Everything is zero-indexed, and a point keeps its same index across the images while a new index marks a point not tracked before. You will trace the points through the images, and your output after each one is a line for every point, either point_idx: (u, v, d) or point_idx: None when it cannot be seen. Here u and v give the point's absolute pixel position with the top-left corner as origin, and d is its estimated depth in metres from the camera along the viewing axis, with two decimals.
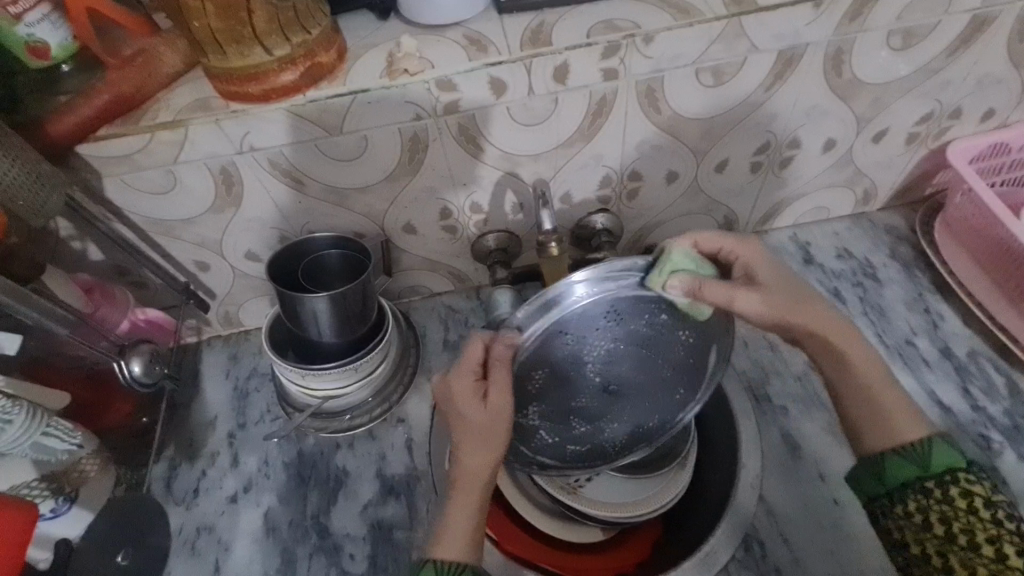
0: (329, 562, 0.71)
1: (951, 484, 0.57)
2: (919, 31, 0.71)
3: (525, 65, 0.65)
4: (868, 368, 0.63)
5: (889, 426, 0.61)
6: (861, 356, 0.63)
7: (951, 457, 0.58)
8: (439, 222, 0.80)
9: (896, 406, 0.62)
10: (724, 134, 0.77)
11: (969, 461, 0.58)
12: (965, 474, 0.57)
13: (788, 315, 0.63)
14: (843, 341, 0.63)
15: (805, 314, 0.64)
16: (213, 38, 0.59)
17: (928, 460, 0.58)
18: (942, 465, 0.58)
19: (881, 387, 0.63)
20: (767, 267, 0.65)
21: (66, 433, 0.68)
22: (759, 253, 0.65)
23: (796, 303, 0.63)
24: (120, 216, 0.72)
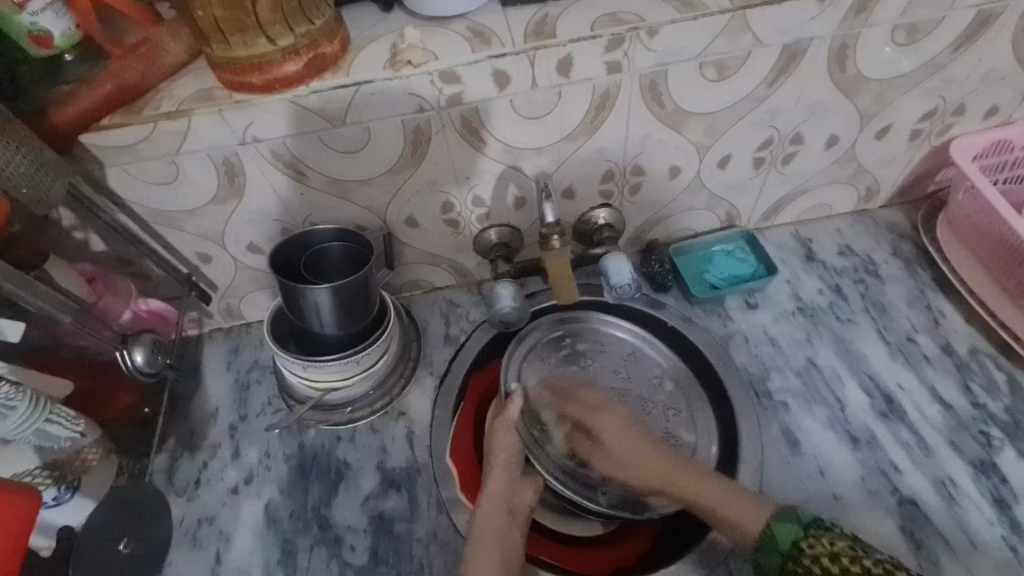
0: (330, 553, 0.71)
1: (801, 556, 0.60)
2: (924, 27, 0.71)
3: (529, 57, 0.65)
4: (700, 487, 0.71)
5: (742, 533, 0.66)
6: (698, 483, 0.72)
7: (791, 531, 0.62)
8: (442, 215, 0.80)
9: (735, 509, 0.67)
10: (727, 129, 0.77)
11: (809, 525, 0.62)
12: (806, 541, 0.61)
13: (630, 461, 0.76)
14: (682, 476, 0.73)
15: (645, 458, 0.75)
16: (217, 28, 0.59)
17: (774, 541, 0.63)
18: (789, 541, 0.62)
19: (718, 501, 0.69)
20: (607, 430, 0.77)
21: (69, 420, 0.69)
22: (599, 420, 0.78)
23: (649, 453, 0.76)
24: (122, 206, 0.71)
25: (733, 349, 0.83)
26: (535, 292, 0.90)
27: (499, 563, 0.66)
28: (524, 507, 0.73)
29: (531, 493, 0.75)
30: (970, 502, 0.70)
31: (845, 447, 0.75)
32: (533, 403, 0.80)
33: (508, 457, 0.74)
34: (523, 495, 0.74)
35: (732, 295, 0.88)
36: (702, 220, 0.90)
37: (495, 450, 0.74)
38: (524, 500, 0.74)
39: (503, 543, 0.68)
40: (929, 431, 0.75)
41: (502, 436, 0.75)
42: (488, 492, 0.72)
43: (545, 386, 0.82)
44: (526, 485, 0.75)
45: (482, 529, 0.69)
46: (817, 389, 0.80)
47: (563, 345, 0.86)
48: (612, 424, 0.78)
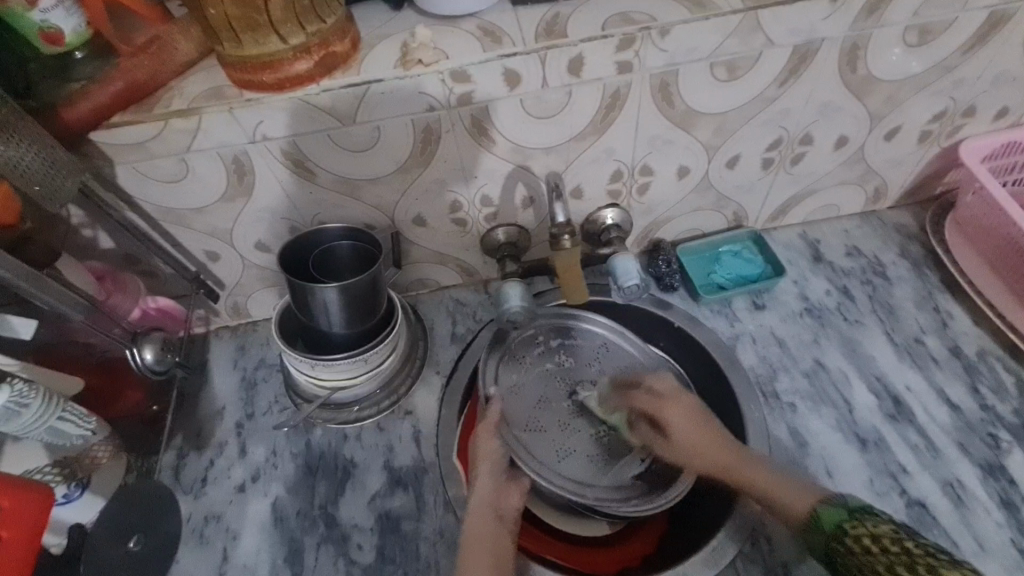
0: (337, 551, 0.71)
1: (845, 538, 0.59)
2: (935, 28, 0.71)
3: (540, 57, 0.65)
4: (755, 476, 0.69)
5: (785, 514, 0.65)
6: (755, 472, 0.69)
7: (837, 514, 0.61)
8: (450, 215, 0.80)
9: (782, 488, 0.67)
10: (737, 129, 0.77)
11: (854, 511, 0.60)
12: (850, 522, 0.59)
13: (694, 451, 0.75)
14: (742, 469, 0.70)
15: (710, 450, 0.73)
16: (229, 25, 0.59)
17: (818, 523, 0.61)
18: (831, 522, 0.60)
19: (773, 486, 0.67)
20: (682, 422, 0.77)
21: (81, 418, 0.69)
22: (679, 409, 0.77)
23: (712, 441, 0.74)
24: (132, 205, 0.72)
25: (740, 350, 0.83)
26: (542, 291, 0.90)
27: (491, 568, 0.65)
28: (513, 511, 0.71)
29: (518, 497, 0.73)
30: (979, 504, 0.70)
31: (852, 448, 0.75)
32: (508, 406, 0.81)
33: (492, 463, 0.73)
34: (511, 499, 0.72)
35: (738, 296, 0.88)
36: (709, 220, 0.90)
37: (479, 457, 0.74)
38: (513, 504, 0.72)
39: (494, 549, 0.67)
40: (937, 433, 0.75)
41: (484, 442, 0.75)
42: (476, 498, 0.70)
43: (519, 387, 0.83)
44: (514, 488, 0.73)
45: (472, 536, 0.67)
46: (824, 391, 0.79)
47: (535, 344, 0.86)
48: (679, 414, 0.77)
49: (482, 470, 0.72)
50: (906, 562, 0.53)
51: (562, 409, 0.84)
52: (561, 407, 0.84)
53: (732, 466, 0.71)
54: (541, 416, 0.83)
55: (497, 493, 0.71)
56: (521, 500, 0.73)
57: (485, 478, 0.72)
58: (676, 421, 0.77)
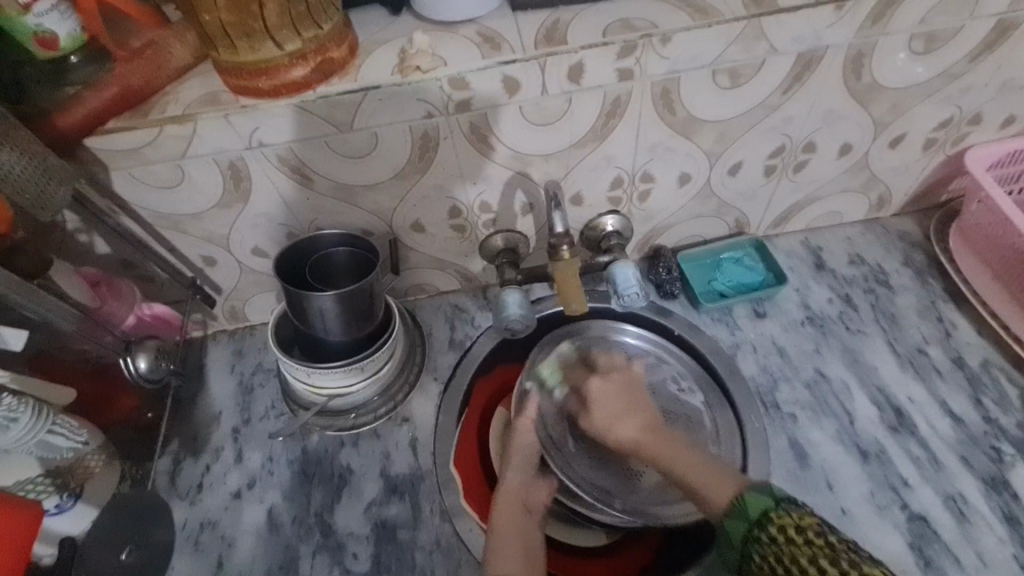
0: (333, 560, 0.71)
1: (767, 526, 0.58)
2: (942, 35, 0.69)
3: (540, 64, 0.64)
4: (690, 463, 0.69)
5: (708, 503, 0.65)
6: (688, 462, 0.69)
7: (763, 502, 0.60)
8: (449, 220, 0.80)
9: (710, 480, 0.66)
10: (739, 136, 0.76)
11: (780, 500, 0.59)
12: (776, 512, 0.58)
13: (613, 421, 0.74)
14: (693, 468, 0.68)
15: (629, 418, 0.74)
16: (224, 31, 0.58)
17: (744, 508, 0.60)
18: (758, 510, 0.59)
19: (696, 470, 0.68)
20: (602, 396, 0.76)
21: (72, 430, 0.68)
22: (600, 387, 0.77)
23: (630, 407, 0.75)
24: (127, 209, 0.71)
25: (741, 359, 0.83)
26: (541, 298, 0.89)
27: (522, 556, 0.66)
28: (540, 504, 0.72)
29: (546, 490, 0.74)
30: (980, 518, 0.70)
31: (854, 460, 0.74)
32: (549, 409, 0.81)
33: (523, 455, 0.75)
34: (540, 492, 0.73)
35: (740, 304, 0.87)
36: (711, 227, 0.89)
37: (512, 450, 0.76)
38: (541, 497, 0.73)
39: (524, 542, 0.68)
40: (940, 446, 0.74)
41: (522, 435, 0.77)
42: (504, 489, 0.72)
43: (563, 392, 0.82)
44: (542, 483, 0.74)
45: (501, 527, 0.68)
46: (826, 402, 0.79)
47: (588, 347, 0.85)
48: (604, 388, 0.77)
49: (512, 466, 0.74)
50: (829, 555, 0.54)
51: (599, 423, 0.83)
52: None
53: (649, 439, 0.72)
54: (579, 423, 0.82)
55: (526, 486, 0.73)
56: (551, 495, 0.74)
57: (513, 472, 0.74)
58: (597, 395, 0.77)
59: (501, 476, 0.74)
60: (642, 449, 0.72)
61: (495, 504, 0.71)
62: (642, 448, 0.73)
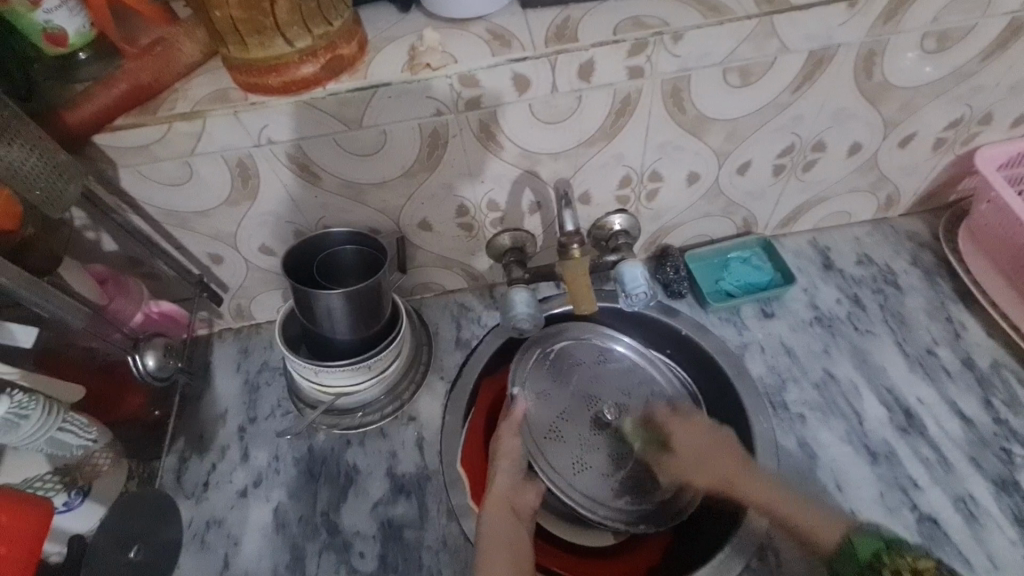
0: (339, 559, 0.70)
1: (879, 566, 0.63)
2: (954, 34, 0.69)
3: (550, 61, 0.64)
4: (760, 494, 0.70)
5: (817, 543, 0.66)
6: (762, 493, 0.70)
7: (874, 545, 0.64)
8: (456, 219, 0.79)
9: (811, 515, 0.67)
10: (749, 135, 0.75)
11: (889, 540, 0.65)
12: (887, 553, 0.63)
13: (699, 463, 0.78)
14: (772, 493, 0.70)
15: (717, 455, 0.76)
16: (234, 28, 0.58)
17: (854, 551, 0.64)
18: (869, 554, 0.64)
19: (783, 503, 0.69)
20: (692, 443, 0.80)
21: (82, 428, 0.67)
22: (693, 428, 0.81)
23: (712, 450, 0.77)
24: (134, 207, 0.71)
25: (748, 359, 0.82)
26: (548, 297, 0.89)
27: (509, 553, 0.67)
28: (527, 508, 0.74)
29: (534, 496, 0.76)
30: (991, 520, 0.69)
31: (863, 462, 0.74)
32: (534, 411, 0.83)
33: (512, 458, 0.77)
34: (525, 496, 0.75)
35: (747, 304, 0.87)
36: (718, 227, 0.89)
37: (498, 453, 0.77)
38: (529, 502, 0.75)
39: (513, 542, 0.68)
40: (950, 447, 0.74)
41: (506, 440, 0.78)
42: (495, 490, 0.73)
43: (547, 395, 0.85)
44: (530, 488, 0.76)
45: (489, 525, 0.69)
46: (835, 402, 0.78)
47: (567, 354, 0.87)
48: (687, 431, 0.81)
49: (502, 469, 0.75)
50: None
51: (587, 426, 0.85)
52: (584, 423, 0.85)
53: (733, 476, 0.74)
54: (564, 428, 0.84)
55: (514, 490, 0.74)
56: (536, 499, 0.76)
57: (503, 475, 0.75)
58: (683, 437, 0.81)
59: (490, 477, 0.75)
60: (727, 487, 0.74)
61: (486, 503, 0.71)
62: (726, 484, 0.74)
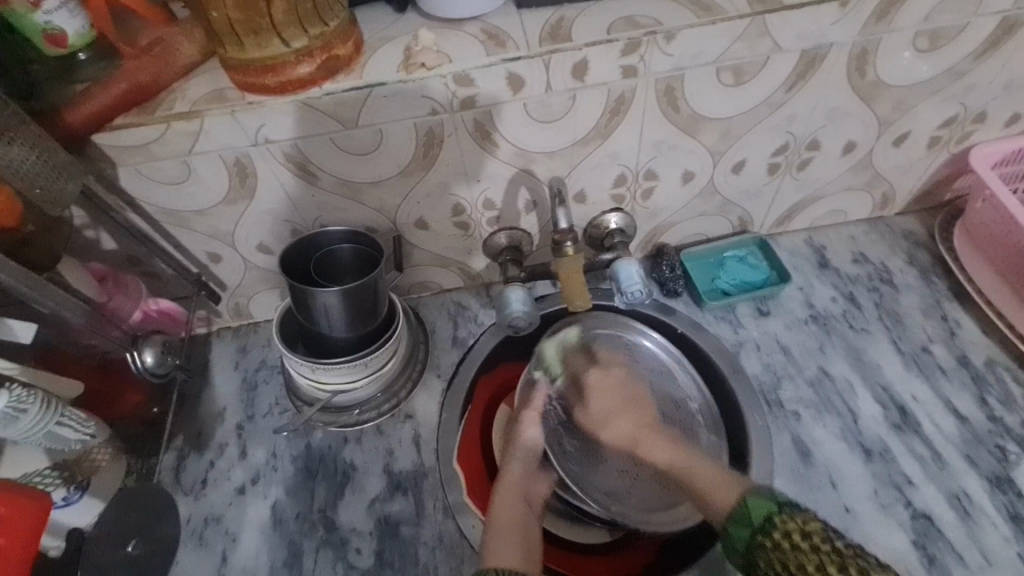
0: (336, 555, 0.71)
1: (771, 531, 0.61)
2: (947, 33, 0.70)
3: (544, 61, 0.64)
4: (692, 466, 0.75)
5: (711, 507, 0.70)
6: (704, 469, 0.74)
7: (765, 505, 0.64)
8: (452, 218, 0.80)
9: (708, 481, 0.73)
10: (743, 134, 0.76)
11: (781, 502, 0.63)
12: (779, 516, 0.62)
13: (607, 414, 0.82)
14: (688, 463, 0.76)
15: (622, 416, 0.82)
16: (232, 29, 0.59)
17: (749, 514, 0.64)
18: (761, 516, 0.63)
19: (693, 473, 0.75)
20: (605, 393, 0.83)
21: (80, 422, 0.69)
22: (609, 383, 0.84)
23: (626, 407, 0.83)
24: (133, 205, 0.71)
25: (743, 357, 0.83)
26: (544, 296, 0.90)
27: (522, 542, 0.67)
28: (539, 497, 0.75)
29: (545, 485, 0.77)
30: (985, 517, 0.69)
31: (857, 459, 0.74)
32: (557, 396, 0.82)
33: (525, 447, 0.76)
34: (538, 487, 0.75)
35: (743, 302, 0.87)
36: (714, 226, 0.89)
37: (514, 445, 0.76)
38: (541, 492, 0.75)
39: (526, 531, 0.69)
40: (944, 444, 0.74)
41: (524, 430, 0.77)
42: (506, 480, 0.73)
43: (572, 379, 0.83)
44: (543, 477, 0.77)
45: (500, 517, 0.69)
46: (830, 400, 0.79)
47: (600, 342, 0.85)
48: (602, 383, 0.84)
49: (514, 457, 0.76)
50: (837, 561, 0.58)
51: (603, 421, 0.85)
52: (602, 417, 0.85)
53: (643, 432, 0.82)
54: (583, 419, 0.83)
55: (526, 479, 0.75)
56: (549, 490, 0.77)
57: (515, 465, 0.75)
58: (596, 387, 0.83)
59: (502, 468, 0.75)
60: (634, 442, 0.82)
61: (496, 493, 0.72)
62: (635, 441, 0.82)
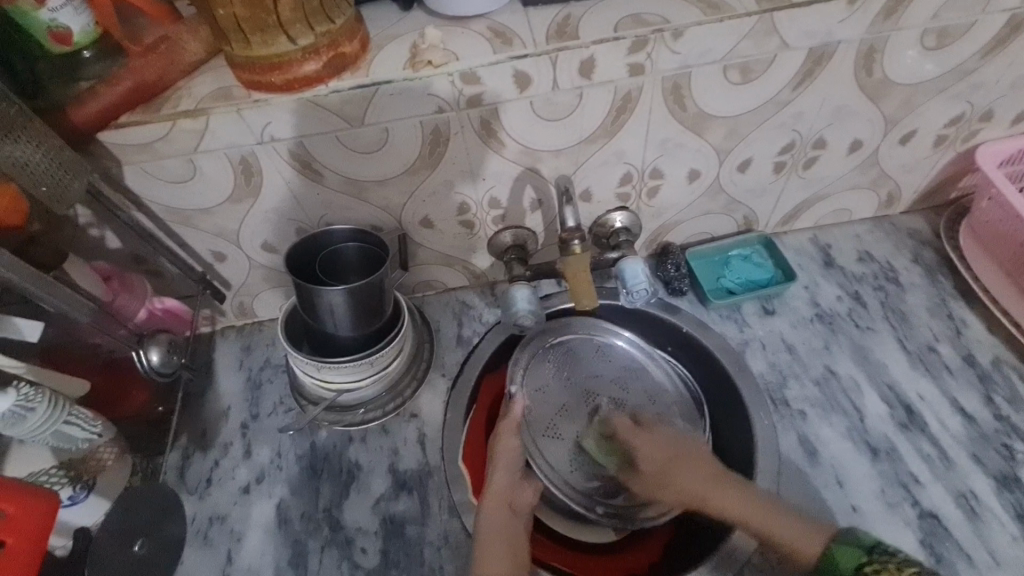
0: (341, 555, 0.71)
1: None
2: (955, 31, 0.69)
3: (551, 59, 0.64)
4: (739, 505, 0.68)
5: (796, 557, 0.63)
6: (730, 500, 0.69)
7: (853, 552, 0.59)
8: (457, 217, 0.80)
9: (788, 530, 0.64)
10: (749, 133, 0.76)
11: (871, 547, 0.59)
12: (871, 566, 0.58)
13: (667, 472, 0.75)
14: (752, 513, 0.67)
15: (685, 472, 0.74)
16: (238, 26, 0.58)
17: (835, 561, 0.60)
18: (850, 564, 0.59)
19: (749, 513, 0.67)
20: (657, 455, 0.77)
21: (87, 421, 0.68)
22: (653, 442, 0.78)
23: (684, 460, 0.75)
24: (138, 204, 0.71)
25: (749, 357, 0.82)
26: (549, 295, 0.89)
27: (508, 554, 0.67)
28: (526, 505, 0.74)
29: (532, 492, 0.75)
30: (993, 516, 0.69)
31: (864, 458, 0.74)
32: (532, 408, 0.83)
33: (511, 455, 0.76)
34: (524, 494, 0.74)
35: (748, 301, 0.87)
36: (719, 225, 0.89)
37: (497, 456, 0.76)
38: (527, 499, 0.74)
39: (512, 541, 0.68)
40: (951, 443, 0.74)
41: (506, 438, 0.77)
42: (494, 489, 0.72)
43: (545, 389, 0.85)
44: (527, 486, 0.75)
45: (489, 524, 0.68)
46: (836, 399, 0.78)
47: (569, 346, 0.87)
48: (649, 443, 0.78)
49: (499, 465, 0.75)
50: None
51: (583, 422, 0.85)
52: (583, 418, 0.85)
53: (711, 487, 0.71)
54: (561, 424, 0.84)
55: (513, 488, 0.74)
56: (536, 497, 0.76)
57: (499, 474, 0.74)
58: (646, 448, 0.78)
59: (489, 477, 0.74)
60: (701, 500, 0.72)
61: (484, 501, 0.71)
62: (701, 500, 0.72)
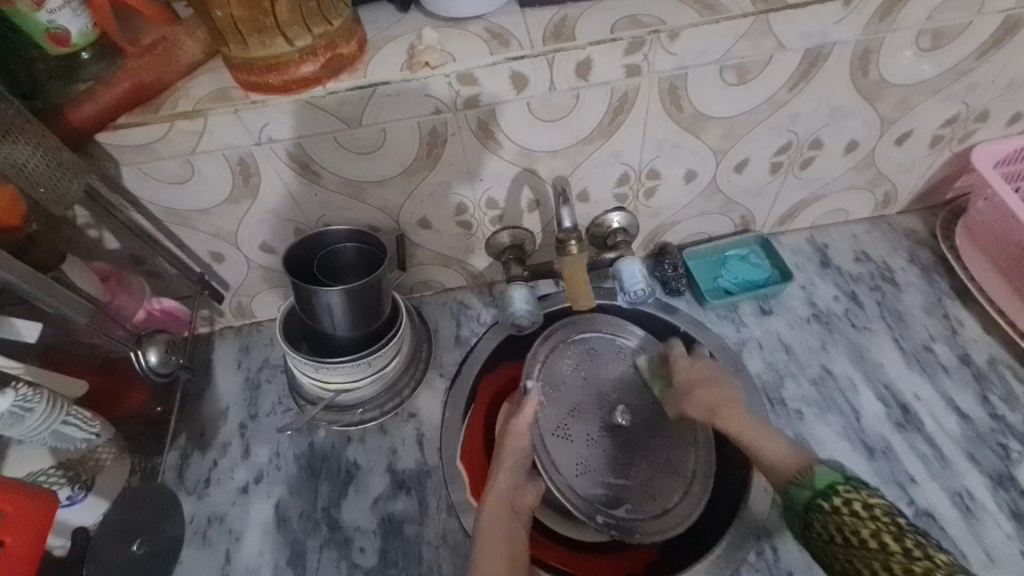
0: (339, 554, 0.71)
1: (832, 496, 0.59)
2: (951, 31, 0.70)
3: (548, 59, 0.64)
4: (745, 426, 0.71)
5: (773, 475, 0.66)
6: (739, 420, 0.72)
7: (831, 476, 0.61)
8: (455, 217, 0.80)
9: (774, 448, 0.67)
10: (746, 133, 0.76)
11: (850, 477, 0.60)
12: (844, 487, 0.59)
13: (693, 390, 0.77)
14: (754, 433, 0.70)
15: (705, 390, 0.76)
16: (235, 27, 0.58)
17: (811, 479, 0.61)
18: (824, 482, 0.60)
19: (754, 435, 0.70)
20: (691, 376, 0.78)
21: (85, 421, 0.68)
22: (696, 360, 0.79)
23: (710, 383, 0.76)
24: (137, 205, 0.71)
25: (746, 357, 0.83)
26: (547, 295, 0.90)
27: (507, 551, 0.67)
28: (525, 509, 0.74)
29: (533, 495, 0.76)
30: (988, 514, 0.70)
31: (861, 457, 0.74)
32: (545, 404, 0.82)
33: (517, 455, 0.76)
34: (524, 496, 0.75)
35: (746, 301, 0.87)
36: (716, 225, 0.90)
37: (504, 452, 0.76)
38: (528, 502, 0.75)
39: (511, 538, 0.69)
40: (947, 442, 0.75)
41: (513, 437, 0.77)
42: (495, 488, 0.73)
43: (562, 386, 0.84)
44: (530, 488, 0.76)
45: (491, 521, 0.69)
46: (833, 399, 0.79)
47: (591, 347, 0.86)
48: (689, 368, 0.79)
49: (505, 464, 0.76)
50: (894, 533, 0.54)
51: (595, 425, 0.84)
52: (595, 424, 0.84)
53: (723, 405, 0.74)
54: (572, 424, 0.83)
55: (516, 488, 0.75)
56: (536, 499, 0.77)
57: (505, 473, 0.75)
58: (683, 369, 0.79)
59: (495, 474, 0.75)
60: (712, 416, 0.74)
61: (485, 500, 0.72)
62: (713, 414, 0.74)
